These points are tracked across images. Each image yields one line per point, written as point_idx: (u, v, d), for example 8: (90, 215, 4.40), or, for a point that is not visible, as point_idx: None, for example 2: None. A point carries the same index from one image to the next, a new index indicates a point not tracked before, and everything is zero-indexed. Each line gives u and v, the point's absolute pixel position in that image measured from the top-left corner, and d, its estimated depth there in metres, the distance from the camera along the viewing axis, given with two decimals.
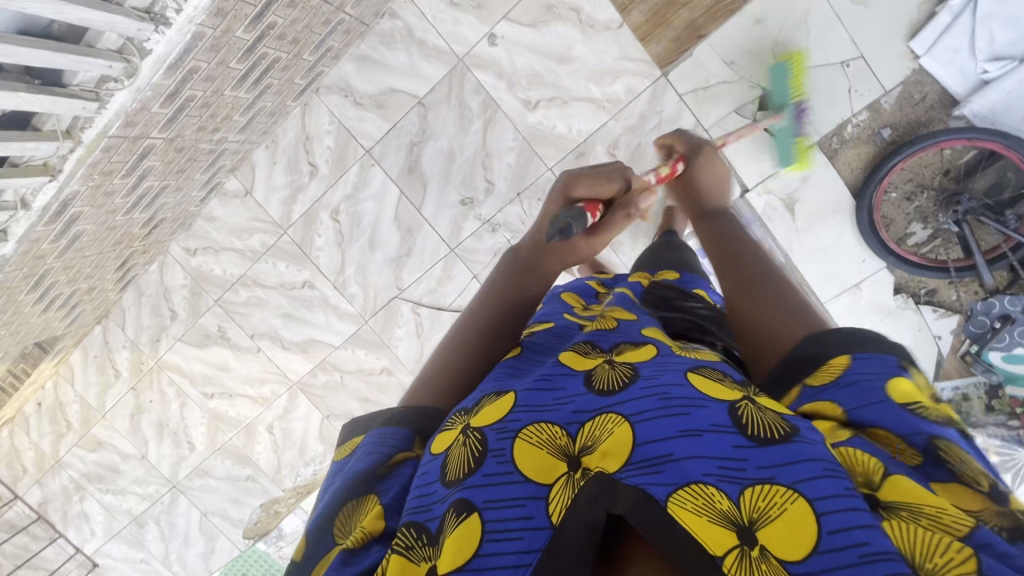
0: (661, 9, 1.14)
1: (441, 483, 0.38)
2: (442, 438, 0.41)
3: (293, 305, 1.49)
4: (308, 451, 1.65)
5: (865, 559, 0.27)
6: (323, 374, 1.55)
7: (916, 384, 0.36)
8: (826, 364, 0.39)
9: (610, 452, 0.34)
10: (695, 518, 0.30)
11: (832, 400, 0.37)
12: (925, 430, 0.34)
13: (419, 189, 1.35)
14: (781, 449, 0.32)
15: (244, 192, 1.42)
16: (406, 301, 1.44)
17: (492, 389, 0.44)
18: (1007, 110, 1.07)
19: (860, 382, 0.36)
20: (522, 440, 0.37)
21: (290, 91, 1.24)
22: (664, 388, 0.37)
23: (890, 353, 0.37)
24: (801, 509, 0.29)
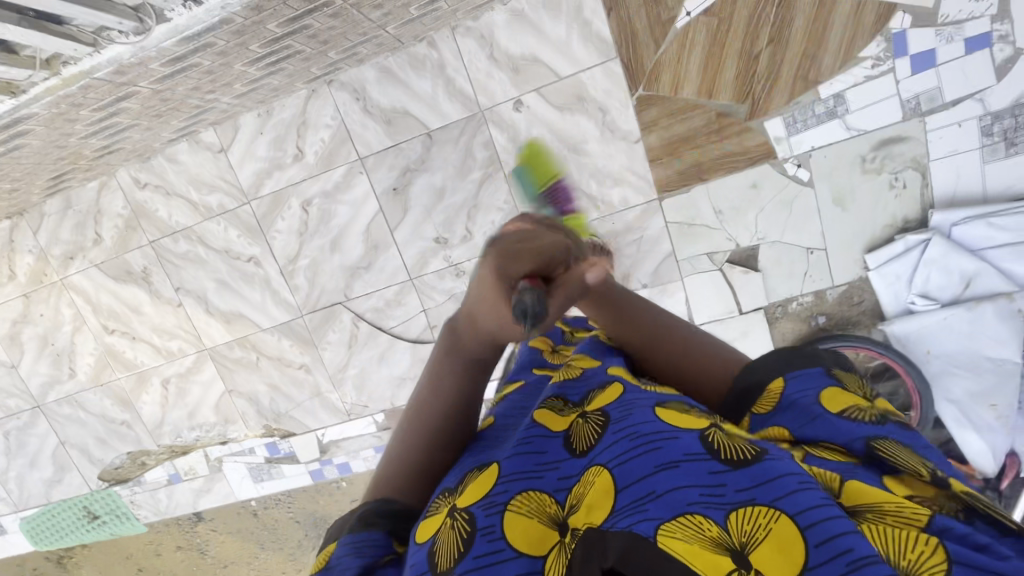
0: (676, 142, 1.20)
1: (431, 574, 0.40)
2: (428, 527, 0.45)
3: (232, 275, 1.43)
4: (198, 417, 1.59)
5: (852, 565, 0.29)
6: (240, 350, 1.50)
7: (843, 391, 0.44)
8: (767, 393, 0.47)
9: (595, 504, 0.38)
10: (682, 546, 0.32)
11: (780, 425, 0.44)
12: (857, 434, 0.41)
13: (399, 213, 1.33)
14: (753, 470, 0.36)
15: (218, 149, 1.34)
16: (349, 310, 1.42)
17: (473, 465, 0.50)
18: (919, 341, 1.21)
19: (796, 405, 0.44)
20: (511, 510, 0.41)
21: (302, 76, 1.19)
22: (633, 427, 0.42)
23: (812, 367, 0.46)
24: (788, 530, 0.32)
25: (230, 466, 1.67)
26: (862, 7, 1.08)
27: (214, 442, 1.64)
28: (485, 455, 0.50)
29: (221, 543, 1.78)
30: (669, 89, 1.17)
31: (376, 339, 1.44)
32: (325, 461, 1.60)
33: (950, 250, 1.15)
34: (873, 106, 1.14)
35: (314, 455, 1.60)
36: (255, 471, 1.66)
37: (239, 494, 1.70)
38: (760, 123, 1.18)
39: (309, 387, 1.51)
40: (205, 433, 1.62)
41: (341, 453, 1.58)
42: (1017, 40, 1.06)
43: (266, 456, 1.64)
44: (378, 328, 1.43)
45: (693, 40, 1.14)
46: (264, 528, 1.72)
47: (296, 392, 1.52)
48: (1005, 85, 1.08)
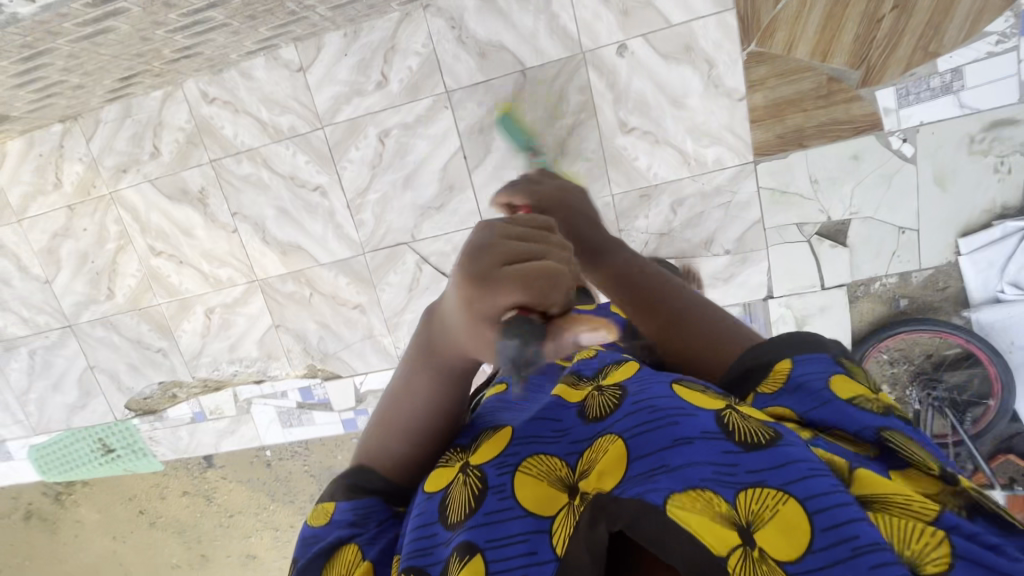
0: (781, 104, 1.17)
1: (442, 524, 0.45)
2: (439, 474, 0.48)
3: (294, 205, 1.37)
4: (239, 350, 1.54)
5: (855, 551, 0.32)
6: (292, 284, 1.44)
7: (852, 381, 0.44)
8: (772, 375, 0.46)
9: (607, 473, 0.39)
10: (695, 516, 0.33)
11: (787, 406, 0.43)
12: (874, 423, 0.41)
13: (480, 153, 1.28)
14: (768, 452, 0.37)
15: (298, 68, 1.27)
16: (414, 252, 1.37)
17: (489, 423, 0.51)
18: (1001, 329, 1.21)
19: (807, 383, 0.44)
20: (522, 473, 0.44)
21: None
22: (651, 402, 0.43)
23: (821, 352, 0.46)
24: (793, 512, 0.34)
25: (259, 408, 1.61)
26: None
27: (250, 380, 1.58)
28: (499, 417, 0.50)
29: (231, 490, 1.72)
30: (783, 47, 1.13)
31: (439, 285, 1.38)
32: (360, 410, 1.55)
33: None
34: (991, 84, 1.10)
35: (349, 403, 1.54)
36: (285, 414, 1.60)
37: (264, 439, 1.65)
38: (870, 91, 1.14)
39: (360, 328, 1.46)
40: (243, 369, 1.56)
41: (378, 404, 1.53)
42: None
43: (298, 400, 1.58)
44: (441, 274, 1.37)
45: None
46: (279, 478, 1.68)
47: (347, 334, 1.47)
48: None
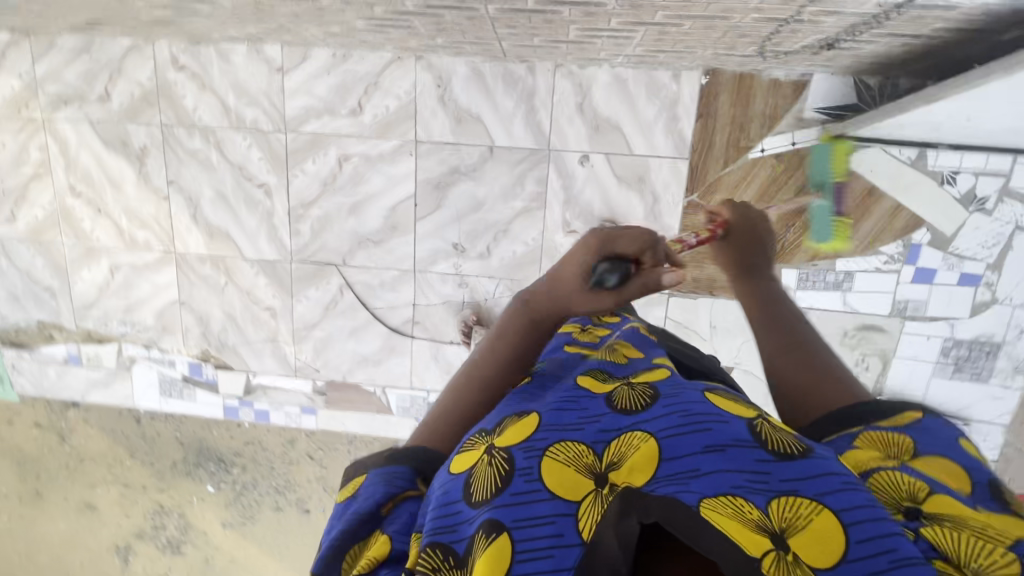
0: (705, 253, 1.29)
1: (466, 503, 0.46)
2: (466, 458, 0.50)
3: (235, 193, 1.36)
4: (135, 313, 1.49)
5: (893, 563, 0.36)
6: (210, 267, 1.42)
7: (970, 446, 0.52)
8: (891, 411, 0.55)
9: (637, 468, 0.44)
10: (722, 517, 0.38)
11: (903, 438, 0.52)
12: (984, 475, 0.49)
13: (430, 206, 1.32)
14: (801, 463, 0.42)
15: (277, 69, 1.27)
16: (340, 275, 1.39)
17: (512, 411, 0.53)
18: None
19: (931, 428, 0.53)
20: (550, 456, 0.47)
21: (397, 43, 1.16)
22: (686, 406, 0.48)
23: (941, 418, 0.55)
24: (828, 521, 0.38)
25: (139, 368, 1.56)
26: (898, 210, 1.21)
27: (138, 342, 1.53)
28: (525, 407, 0.54)
29: (88, 436, 1.67)
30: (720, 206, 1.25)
31: (356, 312, 1.41)
32: (246, 401, 1.57)
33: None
34: (872, 293, 1.28)
35: (236, 391, 1.55)
36: (166, 384, 1.57)
37: (137, 400, 1.61)
38: (778, 267, 1.28)
39: (266, 330, 1.45)
40: (135, 332, 1.51)
41: (264, 400, 1.56)
42: (996, 290, 1.24)
43: (184, 373, 1.55)
44: (360, 303, 1.40)
45: (757, 173, 1.22)
46: (141, 437, 1.65)
47: (251, 330, 1.46)
48: (972, 321, 1.26)
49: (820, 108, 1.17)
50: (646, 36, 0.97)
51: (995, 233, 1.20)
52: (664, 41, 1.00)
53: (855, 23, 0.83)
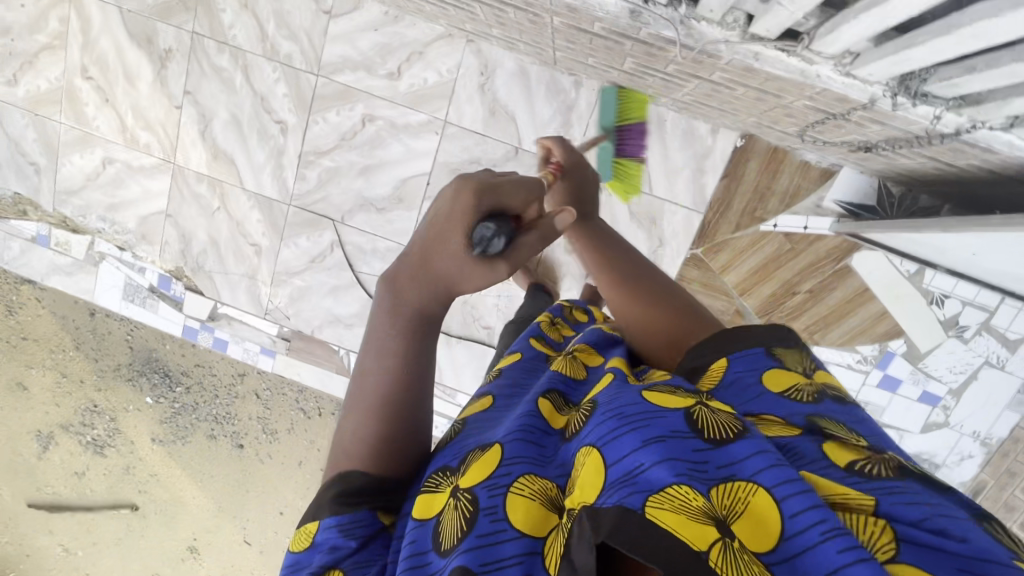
0: None
1: (435, 551, 0.46)
2: (426, 503, 0.50)
3: (250, 122, 1.32)
4: (117, 212, 1.44)
5: (825, 534, 0.34)
6: (206, 188, 1.38)
7: (785, 371, 0.52)
8: (712, 366, 0.54)
9: (586, 485, 0.42)
10: (668, 516, 0.36)
11: (722, 399, 0.50)
12: (800, 409, 0.48)
13: (442, 189, 1.31)
14: (730, 448, 0.41)
15: (325, 13, 1.24)
16: (335, 232, 1.37)
17: (476, 445, 0.53)
18: None
19: (737, 382, 0.52)
20: (514, 493, 0.47)
21: (453, 21, 1.14)
22: (620, 409, 0.46)
23: (754, 347, 0.54)
24: (762, 501, 0.37)
25: (106, 266, 1.51)
26: (884, 316, 1.24)
27: (113, 242, 1.48)
28: (488, 438, 0.53)
29: (39, 315, 1.79)
30: (718, 268, 1.27)
31: (341, 272, 1.39)
32: (208, 326, 1.53)
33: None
34: None
35: (200, 315, 1.51)
36: (132, 289, 1.52)
37: (96, 297, 1.55)
38: None
39: (246, 266, 1.42)
40: (111, 231, 1.47)
41: (227, 331, 1.52)
42: (951, 414, 1.28)
43: (152, 284, 1.51)
44: (348, 264, 1.39)
45: (763, 245, 1.25)
46: (93, 331, 1.79)
47: (231, 262, 1.43)
48: (920, 437, 1.31)
49: (841, 201, 1.19)
50: (697, 89, 0.97)
51: (965, 362, 1.25)
52: (712, 97, 1.00)
53: (896, 138, 0.84)
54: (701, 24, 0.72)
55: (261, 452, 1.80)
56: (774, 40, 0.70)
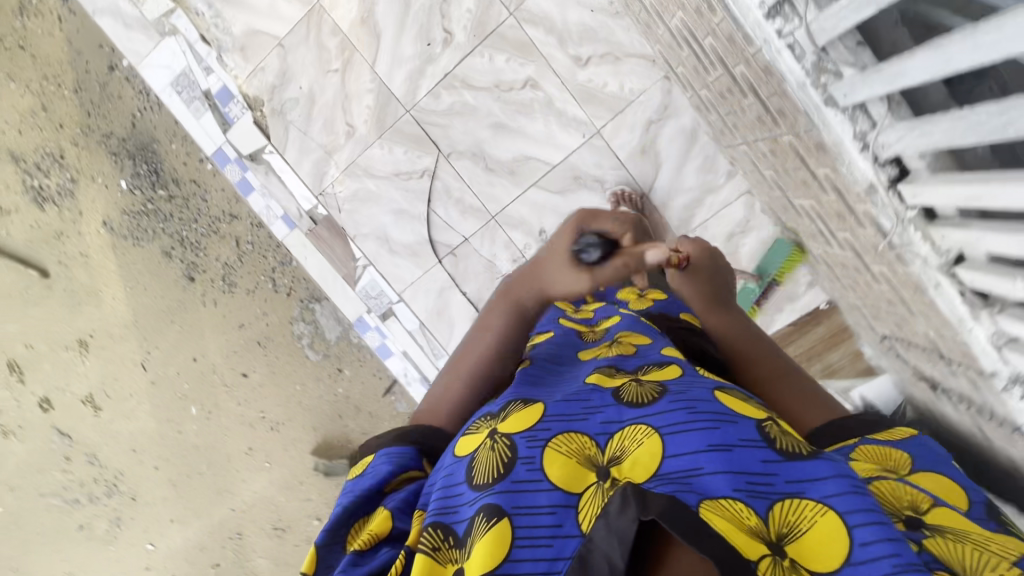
0: None
1: (466, 484, 0.45)
2: (468, 441, 0.49)
3: (419, 14, 1.23)
4: (229, 8, 1.30)
5: (897, 567, 0.34)
6: (335, 45, 1.27)
7: (956, 467, 0.54)
8: (887, 431, 0.58)
9: (640, 464, 0.41)
10: (718, 517, 0.36)
11: (900, 454, 0.55)
12: (953, 491, 0.48)
13: (554, 189, 1.28)
14: (806, 464, 0.40)
15: None
16: (433, 163, 1.31)
17: (515, 398, 0.52)
18: None
19: (919, 450, 0.56)
20: (552, 448, 0.44)
21: (667, 56, 1.12)
22: (693, 402, 0.45)
23: (933, 442, 0.57)
24: (830, 526, 0.36)
25: (171, 41, 1.33)
26: None
27: (200, 29, 1.32)
28: (529, 394, 0.52)
29: (53, 38, 1.57)
30: None
31: (416, 201, 1.34)
32: (241, 162, 1.38)
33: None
34: None
35: (241, 148, 1.37)
36: (184, 81, 1.34)
37: (143, 68, 1.37)
38: None
39: (327, 140, 1.33)
40: (208, 21, 1.32)
41: (259, 176, 1.38)
42: None
43: (209, 90, 1.35)
44: (426, 198, 1.34)
45: None
46: (101, 85, 1.60)
47: (314, 126, 1.33)
48: None
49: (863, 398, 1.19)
50: (838, 256, 1.03)
51: None
52: (841, 268, 1.06)
53: (966, 397, 0.90)
54: (917, 234, 0.75)
55: (209, 297, 1.74)
56: (967, 287, 0.74)
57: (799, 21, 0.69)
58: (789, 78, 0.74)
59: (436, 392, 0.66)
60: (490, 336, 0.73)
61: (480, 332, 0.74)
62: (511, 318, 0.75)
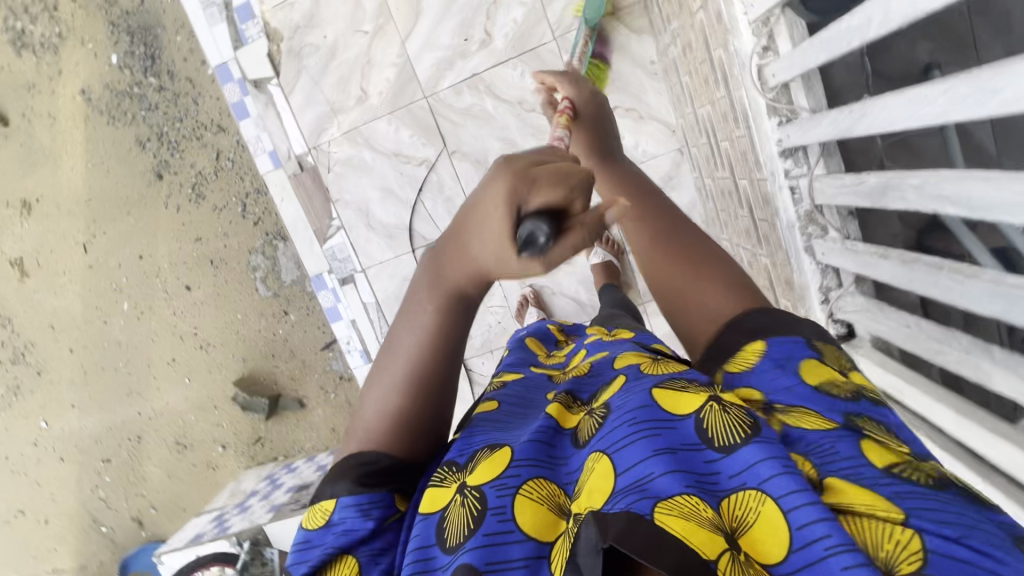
0: None
1: (439, 546, 0.39)
2: (432, 497, 0.42)
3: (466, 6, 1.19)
4: None
5: (828, 551, 0.29)
6: (373, 8, 1.22)
7: (823, 364, 0.44)
8: (741, 350, 0.46)
9: (595, 489, 0.36)
10: (678, 522, 0.31)
11: (753, 389, 0.44)
12: (842, 408, 0.41)
13: None
14: (744, 451, 0.35)
15: (612, 8, 1.15)
16: (435, 157, 1.31)
17: (484, 443, 0.44)
18: None
19: (776, 373, 0.44)
20: (522, 495, 0.39)
21: (688, 133, 1.14)
22: (632, 412, 0.39)
23: (796, 335, 0.46)
24: (771, 516, 0.32)
25: None
26: None
27: None
28: (496, 435, 0.45)
29: None
30: None
31: (407, 186, 1.34)
32: (244, 85, 1.32)
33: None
34: None
35: (246, 70, 1.30)
36: None
37: None
38: None
39: (337, 97, 1.29)
40: None
41: (258, 104, 1.33)
42: None
43: (230, 3, 1.28)
44: (418, 186, 1.34)
45: None
46: None
47: (328, 78, 1.28)
48: None
49: None
50: None
51: None
52: None
53: None
54: None
55: (173, 202, 1.83)
56: None
57: (807, 171, 0.72)
58: (782, 215, 0.77)
59: (375, 415, 0.50)
60: (432, 336, 0.50)
61: (415, 322, 0.51)
62: (453, 315, 0.50)
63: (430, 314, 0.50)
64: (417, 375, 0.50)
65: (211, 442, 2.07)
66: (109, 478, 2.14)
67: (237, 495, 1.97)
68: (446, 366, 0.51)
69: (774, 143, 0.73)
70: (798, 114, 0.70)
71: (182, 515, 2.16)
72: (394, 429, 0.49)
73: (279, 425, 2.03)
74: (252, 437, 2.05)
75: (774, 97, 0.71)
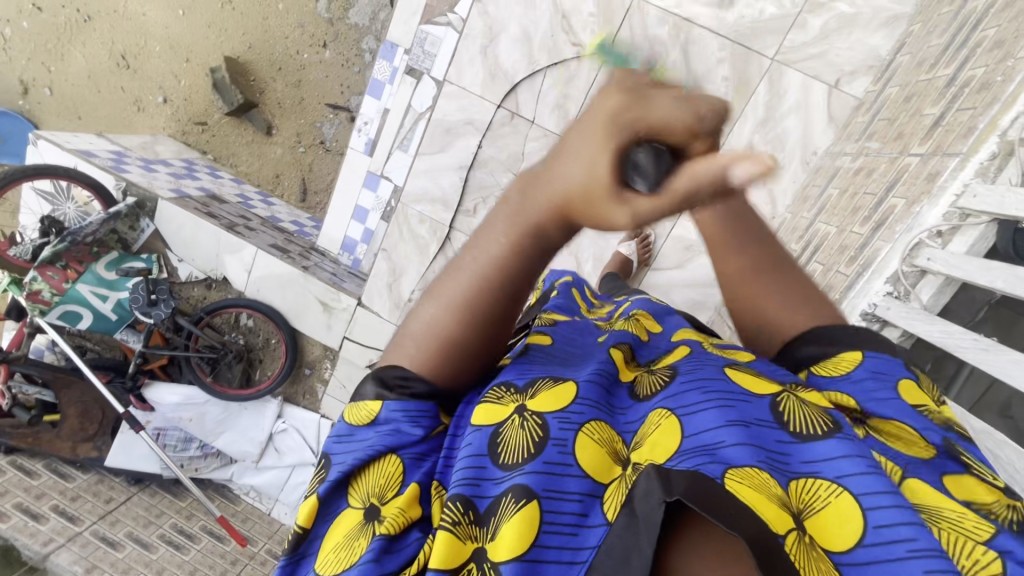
0: None
1: (494, 462, 0.38)
2: (488, 411, 0.40)
3: None
4: None
5: (909, 553, 0.30)
6: None
7: (917, 386, 0.43)
8: (836, 357, 0.45)
9: (657, 444, 0.35)
10: (751, 493, 0.30)
11: (846, 394, 0.42)
12: (938, 431, 0.41)
13: None
14: (820, 445, 0.35)
15: (833, 80, 1.11)
16: (589, 50, 1.21)
17: (543, 374, 0.43)
18: (247, 407, 1.79)
19: (863, 383, 0.43)
20: (584, 433, 0.37)
21: (785, 229, 1.15)
22: (703, 384, 0.39)
23: (890, 352, 0.45)
24: (844, 507, 0.32)
25: None
26: None
27: None
28: (556, 369, 0.44)
29: None
30: None
31: (544, 49, 1.24)
32: None
33: (270, 413, 1.80)
34: None
35: None
36: None
37: None
38: None
39: None
40: None
41: None
42: None
43: None
44: (551, 58, 1.24)
45: None
46: None
47: None
48: None
49: None
50: None
51: None
52: None
53: None
54: None
55: None
56: None
57: None
58: None
59: (419, 329, 0.43)
60: (494, 273, 0.40)
61: (487, 245, 0.41)
62: (531, 254, 0.39)
63: (502, 249, 0.39)
64: (472, 300, 0.41)
65: (155, 86, 1.84)
66: (24, 23, 1.89)
67: (145, 150, 1.79)
68: (509, 302, 0.41)
69: (866, 303, 0.79)
70: (909, 299, 0.75)
71: (72, 122, 1.93)
72: (435, 352, 0.42)
73: (233, 127, 1.86)
74: (198, 118, 1.86)
75: (906, 271, 0.76)
